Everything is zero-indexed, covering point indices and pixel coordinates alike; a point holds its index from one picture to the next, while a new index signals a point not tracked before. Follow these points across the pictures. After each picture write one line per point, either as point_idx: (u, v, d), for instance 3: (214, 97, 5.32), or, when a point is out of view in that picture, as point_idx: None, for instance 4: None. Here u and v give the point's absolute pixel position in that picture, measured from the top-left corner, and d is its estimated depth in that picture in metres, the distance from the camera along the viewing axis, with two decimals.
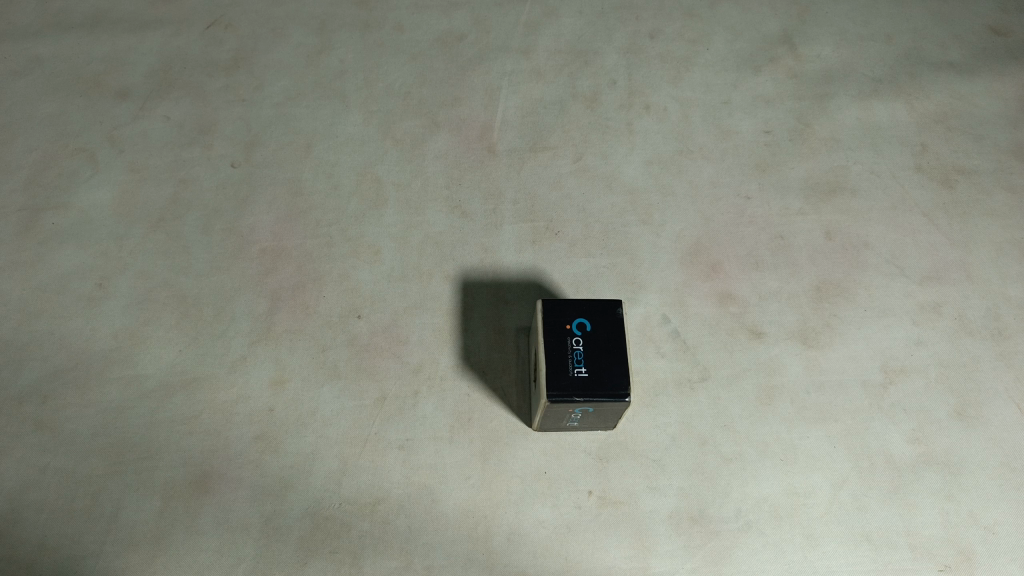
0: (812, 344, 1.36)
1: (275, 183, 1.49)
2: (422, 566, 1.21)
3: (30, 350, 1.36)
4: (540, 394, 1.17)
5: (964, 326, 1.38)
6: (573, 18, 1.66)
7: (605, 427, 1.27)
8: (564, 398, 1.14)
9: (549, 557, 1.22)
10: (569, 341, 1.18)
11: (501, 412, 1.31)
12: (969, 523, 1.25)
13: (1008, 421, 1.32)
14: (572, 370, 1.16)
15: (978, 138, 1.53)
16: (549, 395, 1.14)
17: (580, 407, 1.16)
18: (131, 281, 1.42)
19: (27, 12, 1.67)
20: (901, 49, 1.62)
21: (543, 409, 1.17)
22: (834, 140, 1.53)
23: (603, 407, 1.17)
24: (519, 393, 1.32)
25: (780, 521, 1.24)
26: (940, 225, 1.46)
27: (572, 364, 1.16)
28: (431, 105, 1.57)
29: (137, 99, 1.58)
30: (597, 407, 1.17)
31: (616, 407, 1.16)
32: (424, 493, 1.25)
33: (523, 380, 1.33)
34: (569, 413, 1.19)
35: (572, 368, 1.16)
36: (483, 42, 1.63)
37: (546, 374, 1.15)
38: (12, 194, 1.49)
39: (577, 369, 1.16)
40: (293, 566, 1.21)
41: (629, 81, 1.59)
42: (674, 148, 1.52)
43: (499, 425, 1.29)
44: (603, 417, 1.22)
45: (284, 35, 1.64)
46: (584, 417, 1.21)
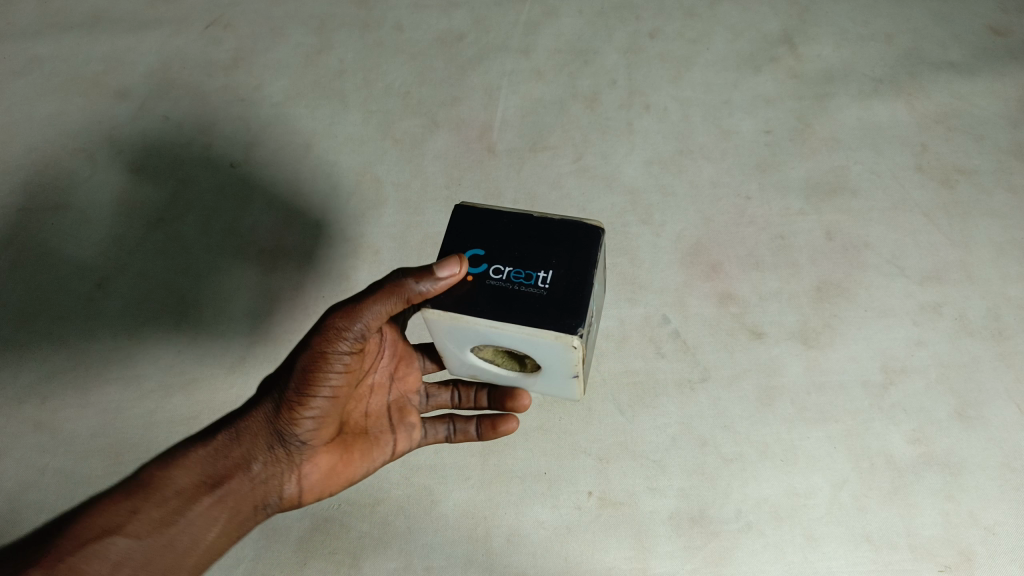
0: (812, 344, 1.36)
1: (274, 183, 1.49)
2: (422, 566, 1.25)
3: (29, 350, 1.38)
4: (467, 330, 0.93)
5: (964, 326, 1.37)
6: (573, 18, 1.64)
7: (586, 231, 0.93)
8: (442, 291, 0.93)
9: (550, 557, 1.24)
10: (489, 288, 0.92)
11: (551, 337, 0.88)
12: (969, 523, 1.24)
13: (1009, 421, 1.30)
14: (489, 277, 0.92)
15: (978, 138, 1.50)
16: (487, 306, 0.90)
17: (490, 267, 0.92)
18: (130, 281, 1.43)
19: (30, 15, 1.66)
20: (901, 49, 1.58)
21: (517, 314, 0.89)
22: (834, 140, 1.51)
23: (504, 251, 0.93)
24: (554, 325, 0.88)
25: (780, 522, 1.25)
26: (940, 225, 1.44)
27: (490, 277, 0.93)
28: (431, 105, 1.55)
29: (136, 99, 1.58)
30: (493, 248, 0.93)
31: (513, 236, 0.94)
32: (424, 493, 1.29)
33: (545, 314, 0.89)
34: (533, 278, 0.91)
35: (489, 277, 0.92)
36: (483, 42, 1.61)
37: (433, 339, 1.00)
38: (11, 195, 1.50)
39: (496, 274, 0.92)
40: (293, 567, 1.26)
41: (629, 82, 1.56)
42: (674, 148, 1.50)
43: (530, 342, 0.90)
44: (540, 247, 0.93)
45: (283, 35, 1.63)
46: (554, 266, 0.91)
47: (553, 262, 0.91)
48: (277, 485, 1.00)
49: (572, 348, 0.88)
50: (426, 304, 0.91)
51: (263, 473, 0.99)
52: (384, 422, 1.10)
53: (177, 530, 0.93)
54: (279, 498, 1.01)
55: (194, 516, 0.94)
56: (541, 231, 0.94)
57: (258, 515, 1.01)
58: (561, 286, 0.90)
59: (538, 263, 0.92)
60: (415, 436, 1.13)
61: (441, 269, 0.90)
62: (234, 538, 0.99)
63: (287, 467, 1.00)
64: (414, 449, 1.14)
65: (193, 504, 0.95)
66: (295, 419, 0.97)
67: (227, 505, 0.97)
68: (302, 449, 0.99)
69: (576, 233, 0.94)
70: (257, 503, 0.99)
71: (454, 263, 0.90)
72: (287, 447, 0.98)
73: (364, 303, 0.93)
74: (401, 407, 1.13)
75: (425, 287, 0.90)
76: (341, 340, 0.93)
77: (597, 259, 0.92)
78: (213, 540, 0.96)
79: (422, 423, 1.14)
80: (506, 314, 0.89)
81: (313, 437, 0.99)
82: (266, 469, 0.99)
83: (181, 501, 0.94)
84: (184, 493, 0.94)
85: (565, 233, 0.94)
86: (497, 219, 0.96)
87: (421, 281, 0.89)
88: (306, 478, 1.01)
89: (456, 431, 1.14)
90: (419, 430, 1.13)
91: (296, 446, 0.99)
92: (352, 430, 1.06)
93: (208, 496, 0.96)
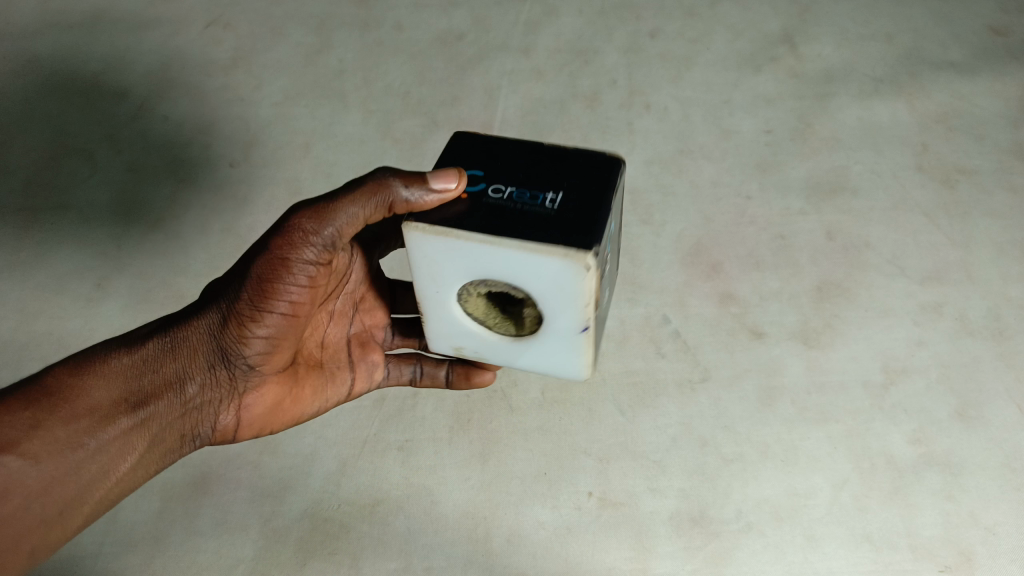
0: (813, 344, 1.36)
1: (273, 183, 1.48)
2: (422, 567, 1.24)
3: (28, 349, 1.36)
4: (457, 249, 0.75)
5: (964, 326, 1.37)
6: (572, 17, 1.64)
7: (606, 160, 0.79)
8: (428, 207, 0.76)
9: (550, 558, 1.23)
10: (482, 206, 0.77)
11: (557, 255, 0.71)
12: (970, 522, 1.24)
13: (1010, 421, 1.30)
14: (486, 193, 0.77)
15: (979, 138, 1.50)
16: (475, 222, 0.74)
17: (489, 185, 0.77)
18: (130, 280, 1.42)
19: (34, 17, 1.67)
20: (902, 49, 1.59)
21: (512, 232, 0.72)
22: (834, 140, 1.51)
23: (506, 168, 0.79)
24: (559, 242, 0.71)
25: (781, 523, 1.24)
26: (940, 225, 1.44)
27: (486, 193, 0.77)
28: (431, 105, 1.54)
29: (136, 99, 1.57)
30: (491, 169, 0.79)
31: (516, 158, 0.80)
32: (423, 494, 1.29)
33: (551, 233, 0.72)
34: (539, 198, 0.75)
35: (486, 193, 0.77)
36: (482, 41, 1.61)
37: (412, 280, 0.81)
38: (11, 194, 1.50)
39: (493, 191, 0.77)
40: (294, 567, 1.25)
41: (629, 82, 1.56)
42: (674, 148, 1.50)
43: (527, 264, 0.73)
44: (549, 169, 0.78)
45: (283, 35, 1.64)
46: (565, 188, 0.76)
47: (564, 181, 0.77)
48: (211, 413, 0.90)
49: (583, 269, 0.71)
50: (411, 218, 0.76)
51: (201, 395, 0.88)
52: (342, 356, 1.00)
53: (85, 454, 0.81)
54: (213, 429, 0.91)
55: (109, 439, 0.82)
56: (552, 151, 0.80)
57: (185, 446, 0.89)
58: (572, 207, 0.74)
59: (545, 185, 0.77)
60: (376, 377, 1.03)
61: (436, 177, 0.76)
62: (155, 468, 0.88)
63: (226, 394, 0.89)
64: (372, 390, 1.04)
65: (110, 424, 0.82)
66: (243, 336, 0.85)
67: (149, 429, 0.85)
68: (244, 377, 0.89)
69: (594, 156, 0.80)
70: (186, 433, 0.89)
71: (451, 174, 0.76)
72: (230, 371, 0.88)
73: (338, 205, 0.81)
74: (364, 341, 1.02)
75: (411, 198, 0.76)
76: (307, 244, 0.82)
77: (618, 181, 0.77)
78: (129, 470, 0.84)
79: (388, 362, 1.04)
80: (502, 230, 0.73)
81: (260, 363, 0.88)
82: (202, 394, 0.88)
83: (93, 421, 0.81)
84: (99, 411, 0.82)
85: (581, 155, 0.80)
86: (501, 139, 0.82)
87: (410, 189, 0.76)
88: (247, 410, 0.91)
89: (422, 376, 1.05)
90: (381, 370, 1.04)
91: (239, 371, 0.88)
92: (307, 360, 0.96)
93: (129, 417, 0.83)
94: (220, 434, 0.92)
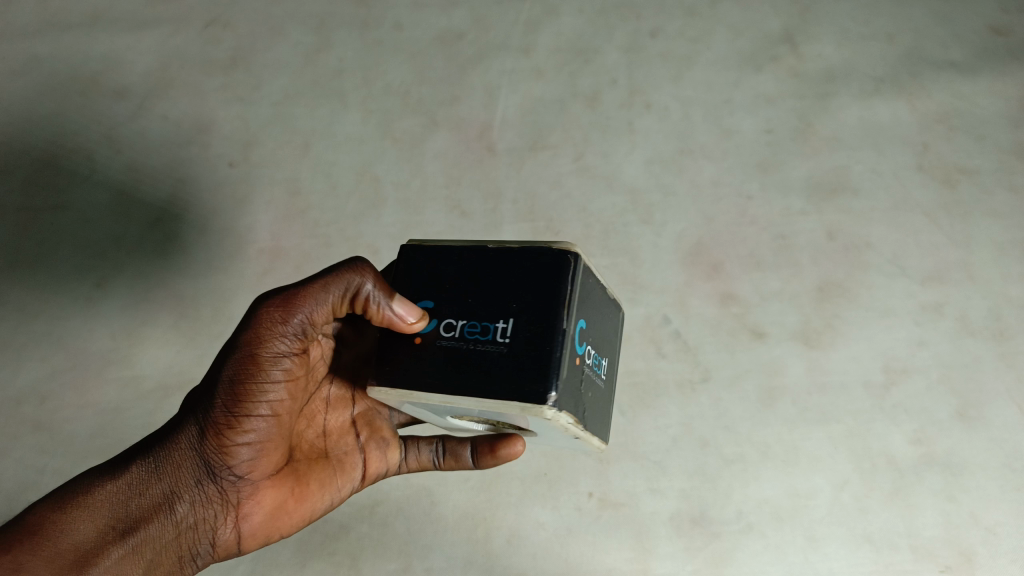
0: (814, 344, 1.36)
1: (274, 183, 1.49)
2: (422, 568, 1.25)
3: (30, 349, 1.43)
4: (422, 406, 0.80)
5: (964, 326, 1.36)
6: (573, 16, 1.58)
7: (552, 256, 0.77)
8: (386, 352, 0.81)
9: (549, 559, 1.24)
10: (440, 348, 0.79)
11: (515, 409, 0.74)
12: (970, 523, 1.24)
13: (1010, 422, 1.28)
14: (440, 334, 0.79)
15: (979, 138, 1.46)
16: (436, 381, 0.77)
17: (441, 324, 0.80)
18: (128, 280, 1.44)
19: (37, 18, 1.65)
20: (902, 48, 1.52)
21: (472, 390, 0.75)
22: (834, 140, 1.48)
23: (453, 298, 0.80)
24: (515, 394, 0.74)
25: (781, 523, 1.25)
26: (942, 225, 1.42)
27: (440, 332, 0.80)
28: (430, 104, 1.53)
29: (135, 99, 1.57)
30: (440, 300, 0.81)
31: (465, 280, 0.81)
32: (423, 494, 1.30)
33: (506, 386, 0.74)
34: (494, 331, 0.77)
35: (441, 332, 0.79)
36: (482, 41, 1.57)
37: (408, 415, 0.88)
38: (12, 194, 1.51)
39: (446, 328, 0.79)
40: (293, 568, 1.28)
41: (630, 81, 1.53)
42: (674, 148, 1.49)
43: (493, 417, 0.77)
44: (501, 287, 0.78)
45: (282, 34, 1.61)
46: (519, 312, 0.77)
47: (514, 312, 0.77)
48: (208, 530, 0.83)
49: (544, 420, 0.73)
50: (374, 381, 0.80)
51: (192, 515, 0.82)
52: (347, 441, 0.96)
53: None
54: (213, 546, 0.84)
55: (100, 574, 0.77)
56: (497, 272, 0.79)
57: (184, 568, 0.83)
58: (525, 337, 0.75)
59: (496, 312, 0.78)
60: (391, 457, 0.99)
61: (399, 299, 0.79)
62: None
63: (221, 508, 0.83)
64: (389, 475, 1.00)
65: (97, 558, 0.77)
66: (227, 444, 0.81)
67: (141, 559, 0.79)
68: (238, 485, 0.83)
69: (540, 271, 0.77)
70: (183, 555, 0.83)
71: (411, 308, 0.79)
72: (219, 484, 0.82)
73: (307, 295, 0.81)
74: (371, 422, 0.98)
75: (381, 307, 0.79)
76: (278, 339, 0.81)
77: (567, 298, 0.76)
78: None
79: (402, 444, 1.00)
80: (461, 382, 0.76)
81: (251, 470, 0.83)
82: (195, 511, 0.82)
83: (81, 557, 0.76)
84: (86, 544, 0.77)
85: (526, 271, 0.78)
86: (444, 259, 0.82)
87: (374, 303, 0.79)
88: (247, 520, 0.85)
89: (444, 455, 1.00)
90: (396, 452, 0.99)
91: (234, 481, 0.83)
92: (306, 454, 0.92)
93: (119, 547, 0.78)
94: (221, 552, 0.86)
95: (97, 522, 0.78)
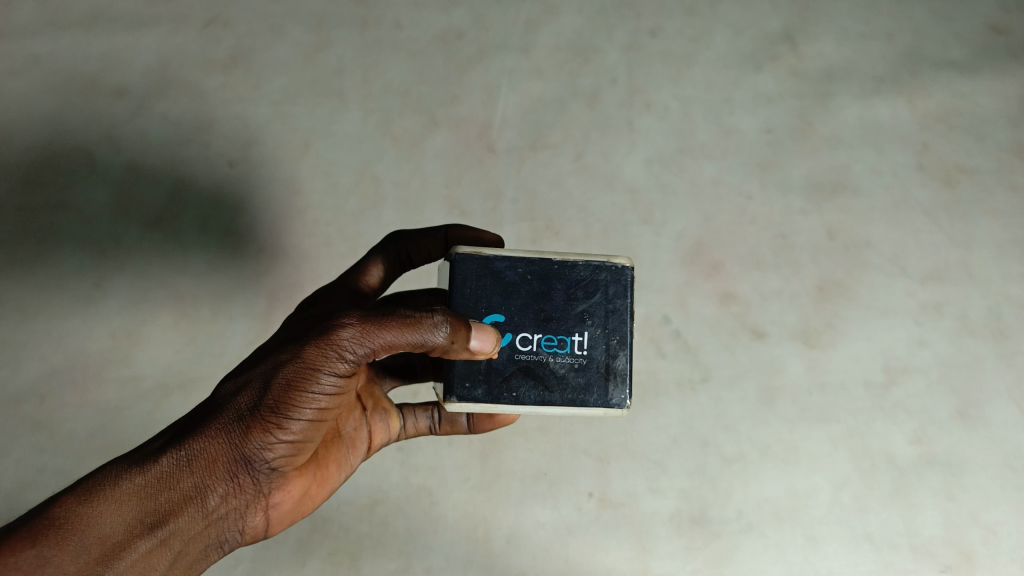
0: (813, 344, 1.37)
1: (273, 183, 1.48)
2: (422, 568, 1.26)
3: (28, 349, 1.43)
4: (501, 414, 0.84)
5: (964, 326, 1.38)
6: (573, 15, 1.54)
7: (616, 269, 0.85)
8: (468, 369, 0.81)
9: (549, 558, 1.26)
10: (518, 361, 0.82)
11: (600, 413, 0.83)
12: (970, 522, 1.29)
13: (1009, 421, 1.33)
14: (518, 348, 0.82)
15: (979, 138, 1.46)
16: (522, 394, 0.82)
17: (518, 337, 0.83)
18: (128, 280, 1.45)
19: (28, 11, 1.57)
20: (902, 49, 1.50)
21: (559, 400, 0.82)
22: (835, 139, 1.47)
23: (527, 312, 0.83)
24: (598, 399, 0.83)
25: (781, 522, 1.28)
26: (941, 224, 1.43)
27: (517, 345, 0.83)
28: (430, 103, 1.51)
29: (135, 98, 1.53)
30: (513, 313, 0.83)
31: (535, 292, 0.84)
32: (423, 494, 1.29)
33: (591, 394, 0.83)
34: (572, 342, 0.83)
35: (518, 346, 0.83)
36: (483, 40, 1.53)
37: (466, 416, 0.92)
38: (11, 194, 1.50)
39: (524, 341, 0.83)
40: (292, 567, 1.27)
41: (630, 81, 1.50)
42: (675, 147, 1.47)
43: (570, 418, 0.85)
44: (575, 300, 0.84)
45: (282, 33, 1.55)
46: (594, 324, 0.84)
47: (588, 324, 0.84)
48: (236, 519, 0.80)
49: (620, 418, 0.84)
50: (454, 397, 0.81)
51: (223, 507, 0.78)
52: (355, 416, 0.96)
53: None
54: (238, 533, 0.82)
55: (126, 568, 0.72)
56: (566, 285, 0.84)
57: (207, 555, 0.80)
58: (603, 348, 0.83)
59: (572, 325, 0.83)
60: (392, 427, 1.01)
61: (478, 332, 0.78)
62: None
63: (252, 498, 0.80)
64: (390, 443, 1.02)
65: (125, 552, 0.72)
66: (270, 442, 0.78)
67: (168, 550, 0.75)
68: (271, 477, 0.81)
69: (607, 284, 0.84)
70: (208, 542, 0.79)
71: (489, 336, 0.78)
72: (255, 478, 0.79)
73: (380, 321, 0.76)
74: (373, 394, 1.00)
75: (448, 344, 0.76)
76: (338, 353, 0.76)
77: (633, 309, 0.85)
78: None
79: (400, 412, 1.02)
80: (547, 393, 0.82)
81: (286, 464, 0.81)
82: (226, 503, 0.78)
83: (107, 550, 0.71)
84: (114, 537, 0.71)
85: (593, 285, 0.84)
86: (511, 271, 0.84)
87: (453, 337, 0.76)
88: (274, 508, 0.83)
89: (441, 420, 1.04)
90: (396, 421, 1.01)
91: (267, 473, 0.80)
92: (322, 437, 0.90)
93: (148, 538, 0.73)
94: (240, 537, 0.83)
95: (123, 512, 0.72)
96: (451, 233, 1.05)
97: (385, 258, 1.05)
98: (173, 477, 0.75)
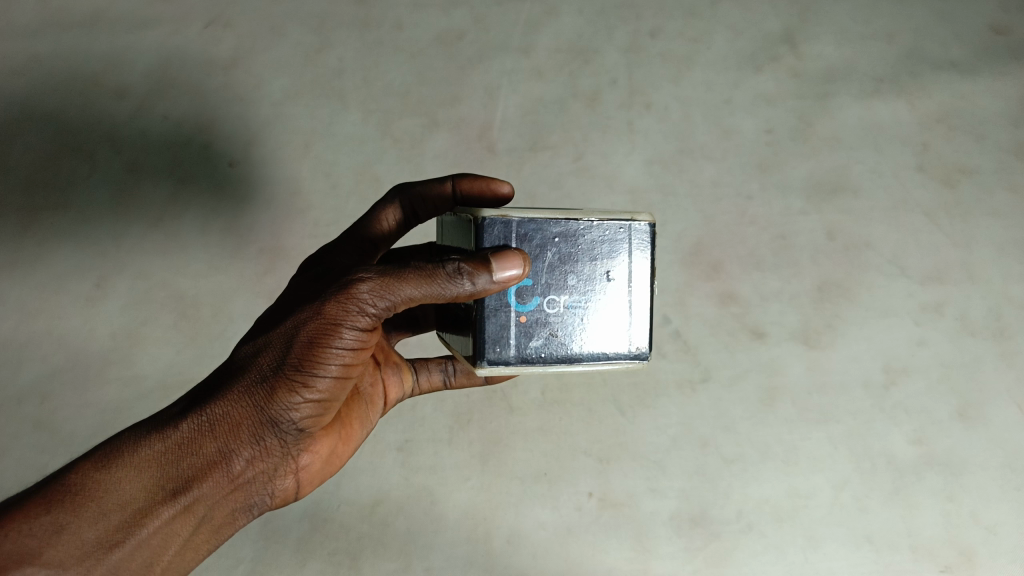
0: (813, 344, 1.37)
1: (274, 184, 1.48)
2: (422, 567, 1.26)
3: (29, 350, 1.44)
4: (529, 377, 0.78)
5: (965, 326, 1.38)
6: (573, 16, 1.52)
7: (642, 225, 0.76)
8: (499, 333, 0.74)
9: (550, 558, 1.26)
10: (545, 324, 0.75)
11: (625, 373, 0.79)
12: (971, 523, 1.31)
13: (1009, 421, 1.34)
14: (545, 311, 0.75)
15: (979, 138, 1.47)
16: (551, 357, 0.75)
17: (545, 300, 0.75)
18: (130, 280, 1.46)
19: (27, 10, 1.55)
20: (903, 48, 1.49)
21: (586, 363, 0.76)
22: (835, 139, 1.47)
23: (554, 274, 0.75)
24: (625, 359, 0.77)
25: (780, 523, 1.29)
26: (941, 225, 1.43)
27: (544, 309, 0.75)
28: (430, 104, 1.51)
29: (136, 98, 1.52)
30: (540, 275, 0.75)
31: (563, 253, 0.75)
32: (423, 495, 1.29)
33: (618, 354, 0.77)
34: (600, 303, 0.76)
35: (544, 309, 0.75)
36: (483, 39, 1.52)
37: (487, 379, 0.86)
38: (11, 193, 1.50)
39: (551, 304, 0.75)
40: (293, 567, 1.27)
41: (630, 81, 1.49)
42: (675, 147, 1.47)
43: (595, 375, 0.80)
44: (603, 260, 0.76)
45: (282, 33, 1.54)
46: (622, 283, 0.77)
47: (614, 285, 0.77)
48: (266, 483, 0.75)
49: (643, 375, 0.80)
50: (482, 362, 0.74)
51: (251, 471, 0.73)
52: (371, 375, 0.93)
53: (123, 554, 0.65)
54: (269, 497, 0.76)
55: (151, 535, 0.66)
56: (592, 245, 0.76)
57: (237, 520, 0.75)
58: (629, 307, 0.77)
59: (600, 284, 0.76)
60: (405, 381, 0.99)
61: (503, 267, 0.68)
62: (205, 552, 0.72)
63: (280, 460, 0.75)
64: (404, 399, 1.00)
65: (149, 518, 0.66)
66: (295, 400, 0.71)
67: (193, 517, 0.69)
68: (298, 438, 0.75)
69: (633, 243, 0.76)
70: (237, 508, 0.74)
71: (516, 262, 0.69)
72: (283, 439, 0.73)
73: (403, 271, 0.70)
74: (383, 348, 0.98)
75: (477, 288, 0.68)
76: (359, 305, 0.70)
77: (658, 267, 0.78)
78: (176, 561, 0.69)
79: (412, 367, 1.01)
80: (577, 356, 0.76)
81: (313, 424, 0.75)
82: (253, 467, 0.72)
83: (129, 517, 0.66)
84: (136, 503, 0.66)
85: (618, 242, 0.76)
86: (537, 234, 0.74)
87: (475, 282, 0.68)
88: (303, 470, 0.78)
89: (455, 373, 1.02)
90: (409, 376, 1.00)
91: (294, 434, 0.74)
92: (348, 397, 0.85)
93: (172, 505, 0.67)
94: (272, 503, 0.78)
95: (144, 479, 0.67)
96: (459, 184, 1.01)
97: (403, 203, 1.01)
98: (194, 441, 0.69)
